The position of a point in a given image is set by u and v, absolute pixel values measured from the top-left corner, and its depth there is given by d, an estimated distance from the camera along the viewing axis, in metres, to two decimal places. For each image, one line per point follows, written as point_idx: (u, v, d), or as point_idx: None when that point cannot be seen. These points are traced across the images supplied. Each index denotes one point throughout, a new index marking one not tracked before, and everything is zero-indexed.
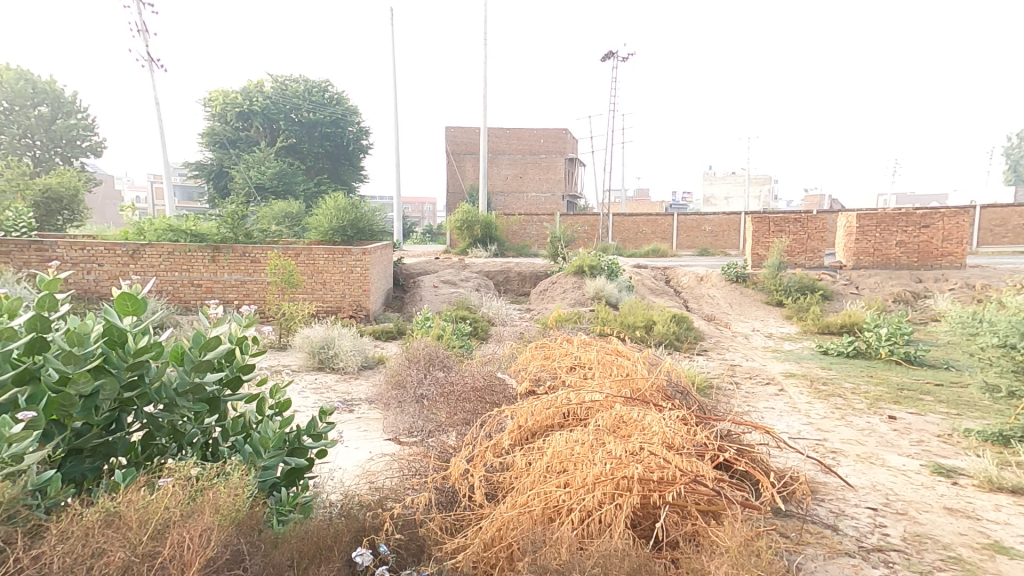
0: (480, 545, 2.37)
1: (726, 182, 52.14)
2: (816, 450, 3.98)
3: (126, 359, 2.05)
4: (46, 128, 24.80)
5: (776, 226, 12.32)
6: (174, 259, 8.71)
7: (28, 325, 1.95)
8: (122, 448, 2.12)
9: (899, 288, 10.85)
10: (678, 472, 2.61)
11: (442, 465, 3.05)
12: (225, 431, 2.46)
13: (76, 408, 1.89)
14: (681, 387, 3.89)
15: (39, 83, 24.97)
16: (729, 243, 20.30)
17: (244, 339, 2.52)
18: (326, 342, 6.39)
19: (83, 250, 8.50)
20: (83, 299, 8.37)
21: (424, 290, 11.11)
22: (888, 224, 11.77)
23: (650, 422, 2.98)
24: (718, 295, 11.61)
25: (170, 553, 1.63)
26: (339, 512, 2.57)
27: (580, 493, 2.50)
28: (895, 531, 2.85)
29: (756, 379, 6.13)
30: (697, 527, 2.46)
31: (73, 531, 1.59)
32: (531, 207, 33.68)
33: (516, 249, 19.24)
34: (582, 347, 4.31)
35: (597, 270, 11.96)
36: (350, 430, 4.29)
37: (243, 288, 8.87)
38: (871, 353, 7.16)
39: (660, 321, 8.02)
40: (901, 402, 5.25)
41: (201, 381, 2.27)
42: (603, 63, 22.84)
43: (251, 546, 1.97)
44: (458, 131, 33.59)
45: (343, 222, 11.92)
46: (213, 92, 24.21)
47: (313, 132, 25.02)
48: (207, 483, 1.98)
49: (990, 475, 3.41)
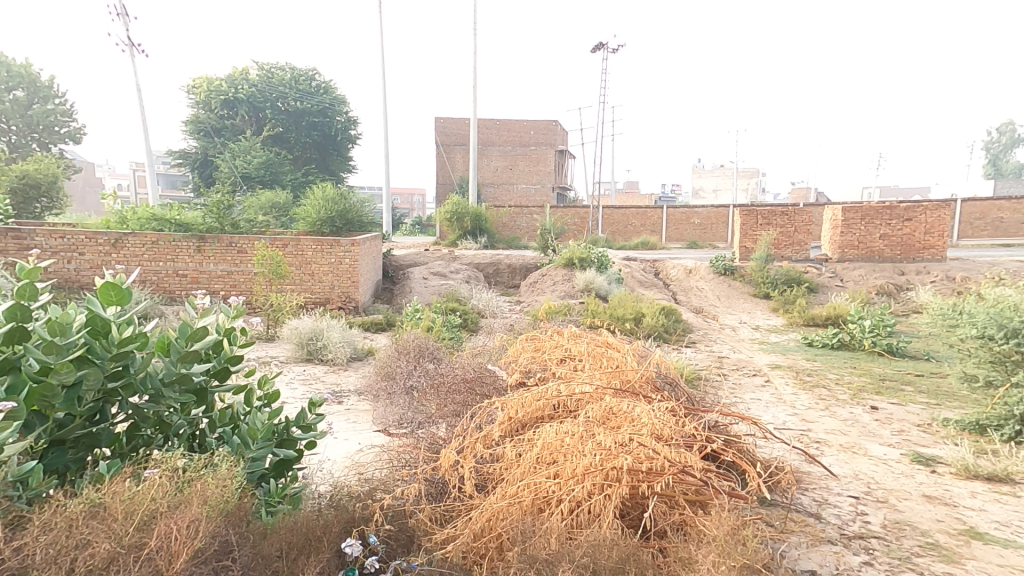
0: (470, 536, 2.39)
1: (714, 175, 52.39)
2: (801, 441, 4.05)
3: (111, 348, 2.04)
4: (22, 113, 24.21)
5: (764, 218, 12.36)
6: (158, 248, 8.59)
7: (8, 314, 1.90)
8: (106, 439, 2.10)
9: (882, 280, 11.01)
10: (667, 463, 2.64)
11: (432, 457, 3.06)
12: (213, 422, 2.44)
13: (59, 399, 1.87)
14: (671, 379, 3.90)
15: (13, 66, 24.27)
16: (717, 236, 20.43)
17: (233, 330, 2.51)
18: (315, 333, 6.36)
19: (63, 238, 8.35)
20: (64, 289, 8.24)
21: (413, 281, 11.05)
22: (874, 217, 11.90)
23: (639, 414, 2.99)
24: (706, 287, 11.68)
25: (157, 544, 1.63)
26: (328, 503, 2.56)
27: (569, 484, 2.53)
28: (875, 518, 2.92)
29: (743, 370, 6.20)
30: (685, 517, 2.50)
31: (57, 523, 1.58)
32: (520, 199, 33.64)
33: (506, 242, 19.20)
34: (573, 339, 4.33)
35: (587, 262, 11.93)
36: (339, 421, 4.30)
37: (230, 279, 8.79)
38: (855, 345, 7.27)
39: (649, 313, 8.08)
40: (883, 393, 5.36)
41: (189, 372, 2.27)
42: (592, 53, 22.61)
43: (240, 538, 1.97)
44: (448, 121, 33.37)
45: (331, 213, 11.80)
46: (197, 79, 23.88)
47: (300, 121, 24.68)
48: (195, 475, 1.97)
49: (967, 463, 3.50)
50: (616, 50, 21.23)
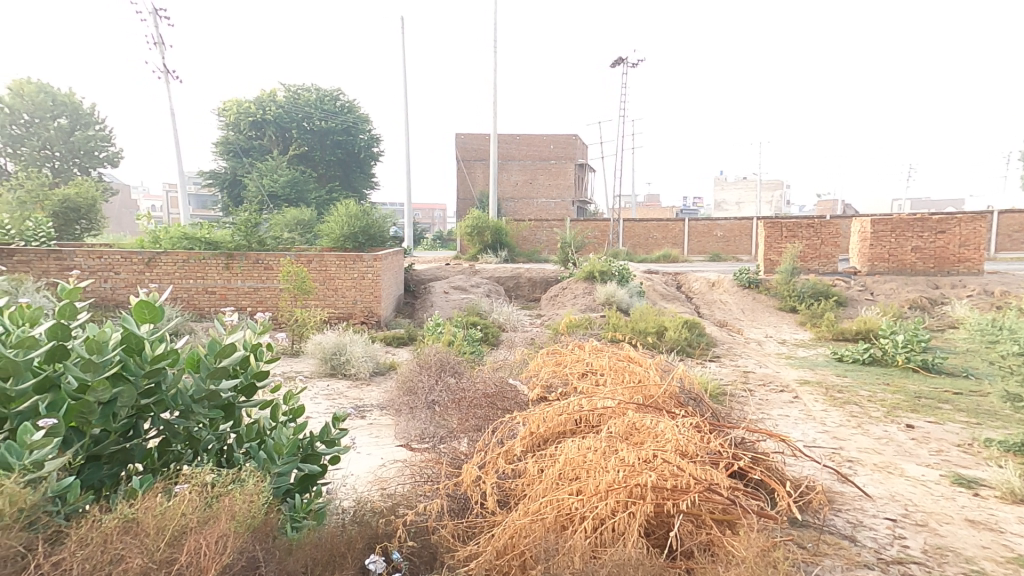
0: (493, 553, 2.35)
1: (735, 188, 51.93)
2: (832, 459, 3.94)
3: (144, 365, 2.09)
4: (65, 139, 25.29)
5: (789, 231, 12.16)
6: (188, 266, 8.83)
7: (50, 333, 1.97)
8: (139, 454, 2.17)
9: (916, 294, 10.68)
10: (692, 481, 2.60)
11: (455, 472, 3.05)
12: (240, 437, 2.49)
13: (95, 415, 1.93)
14: (695, 394, 3.85)
15: (59, 96, 25.65)
16: (741, 249, 20.22)
17: (259, 346, 2.54)
18: (338, 348, 6.43)
19: (101, 258, 8.63)
20: (101, 308, 8.52)
21: (434, 296, 11.13)
22: (905, 229, 11.63)
23: (663, 430, 2.95)
24: (730, 300, 11.52)
25: (187, 559, 1.66)
26: (353, 518, 2.57)
27: (592, 500, 2.49)
28: (915, 543, 2.80)
29: (770, 385, 6.07)
30: (712, 536, 2.45)
31: (92, 538, 1.61)
32: (540, 213, 33.70)
33: (526, 255, 19.24)
34: (594, 354, 4.31)
35: (607, 275, 11.86)
36: (363, 436, 4.32)
37: (257, 295, 8.97)
38: (887, 360, 7.07)
39: (671, 327, 7.97)
40: (919, 410, 5.18)
41: (217, 388, 2.32)
42: (613, 67, 22.48)
43: (267, 553, 2.01)
44: (469, 137, 33.85)
45: (354, 229, 11.98)
46: (227, 101, 24.61)
47: (325, 139, 25.22)
48: (224, 490, 2.01)
49: (1013, 486, 3.34)
50: (636, 65, 21.24)
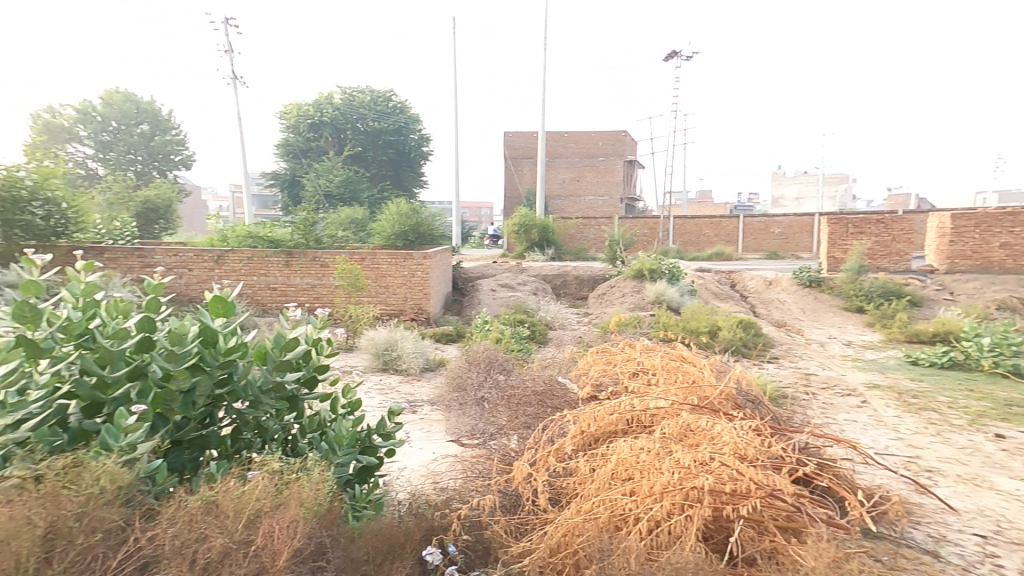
0: (546, 551, 2.34)
1: (794, 183, 49.78)
2: (909, 468, 3.71)
3: (218, 356, 2.18)
4: (147, 144, 26.99)
5: (856, 227, 11.56)
6: (253, 263, 9.24)
7: (139, 325, 2.10)
8: (215, 441, 2.27)
9: (1003, 294, 9.93)
10: (753, 485, 2.50)
11: (506, 468, 3.06)
12: (303, 428, 2.58)
13: (178, 402, 2.05)
14: (753, 396, 3.72)
15: (142, 104, 27.40)
16: (800, 246, 19.36)
17: (320, 340, 2.62)
18: (390, 344, 6.59)
19: (176, 256, 9.16)
20: (177, 302, 9.03)
21: (482, 293, 11.21)
22: (991, 224, 10.84)
23: (719, 431, 2.85)
24: (789, 299, 11.06)
25: (262, 541, 1.72)
26: (409, 510, 2.61)
27: (647, 502, 2.43)
28: (1009, 562, 2.60)
29: (835, 389, 5.77)
30: (776, 544, 2.35)
31: (179, 517, 1.70)
32: (588, 211, 33.36)
33: (574, 253, 19.09)
34: (646, 353, 4.22)
35: (657, 273, 11.62)
36: (415, 430, 4.41)
37: (314, 292, 9.28)
38: (970, 365, 6.60)
39: (725, 326, 7.70)
40: (1008, 420, 4.80)
41: (283, 380, 2.40)
42: (665, 61, 21.98)
43: (332, 539, 2.06)
44: (518, 135, 33.90)
45: (405, 227, 12.22)
46: (289, 105, 25.61)
47: (378, 140, 25.86)
48: (292, 477, 2.08)
49: None
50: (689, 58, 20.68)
